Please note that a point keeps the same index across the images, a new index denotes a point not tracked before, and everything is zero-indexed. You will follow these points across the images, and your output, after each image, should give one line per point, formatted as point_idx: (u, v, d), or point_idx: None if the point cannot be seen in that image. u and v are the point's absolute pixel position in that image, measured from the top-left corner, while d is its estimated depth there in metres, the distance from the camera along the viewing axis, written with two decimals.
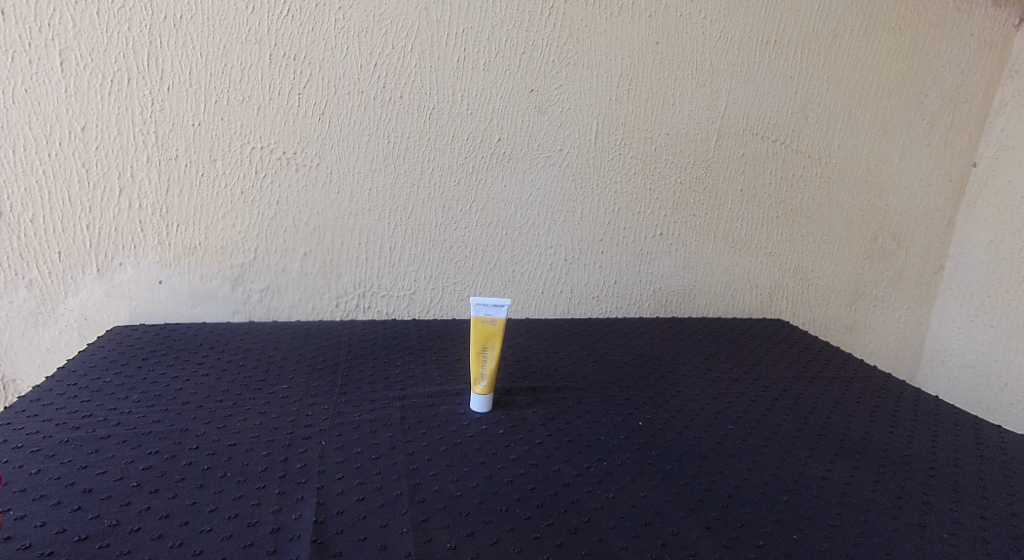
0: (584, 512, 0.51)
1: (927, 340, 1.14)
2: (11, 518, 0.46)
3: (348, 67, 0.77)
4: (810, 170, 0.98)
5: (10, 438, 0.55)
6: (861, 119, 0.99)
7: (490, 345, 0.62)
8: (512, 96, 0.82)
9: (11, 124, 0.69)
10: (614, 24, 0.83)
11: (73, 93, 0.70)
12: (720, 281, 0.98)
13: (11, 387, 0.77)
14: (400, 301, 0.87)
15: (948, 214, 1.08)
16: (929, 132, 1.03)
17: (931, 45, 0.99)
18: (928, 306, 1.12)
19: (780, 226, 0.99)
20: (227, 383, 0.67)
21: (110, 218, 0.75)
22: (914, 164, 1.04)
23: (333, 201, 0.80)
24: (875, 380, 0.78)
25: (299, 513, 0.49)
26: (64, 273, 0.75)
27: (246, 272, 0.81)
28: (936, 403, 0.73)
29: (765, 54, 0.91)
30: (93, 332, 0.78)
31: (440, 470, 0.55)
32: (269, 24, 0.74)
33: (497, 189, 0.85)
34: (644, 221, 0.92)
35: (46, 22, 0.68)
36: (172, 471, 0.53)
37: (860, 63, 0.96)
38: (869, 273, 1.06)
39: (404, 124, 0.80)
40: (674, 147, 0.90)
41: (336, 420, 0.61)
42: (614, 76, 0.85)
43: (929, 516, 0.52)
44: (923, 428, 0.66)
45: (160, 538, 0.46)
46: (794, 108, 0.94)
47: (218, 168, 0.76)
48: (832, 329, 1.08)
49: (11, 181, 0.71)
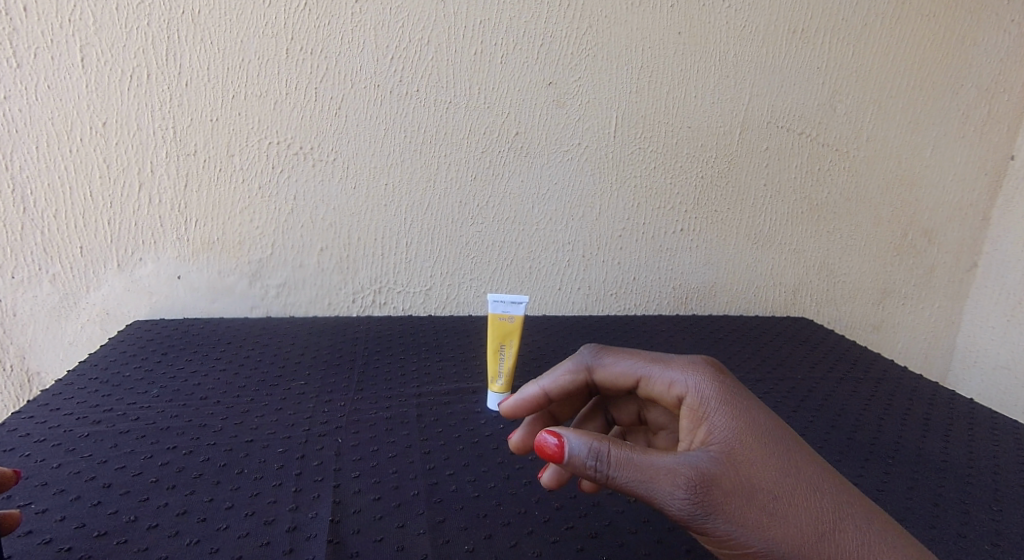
0: (605, 516, 0.50)
1: (960, 341, 1.11)
2: (32, 512, 0.47)
3: (364, 61, 0.76)
4: (836, 164, 0.95)
5: (32, 432, 0.55)
6: (892, 110, 0.95)
7: (507, 342, 0.62)
8: (530, 89, 0.81)
9: (34, 119, 0.70)
10: (635, 14, 0.81)
11: (94, 88, 0.70)
12: (743, 278, 0.96)
13: (35, 380, 0.78)
14: (416, 297, 0.86)
15: (982, 209, 1.04)
16: (964, 124, 0.99)
17: (965, 33, 0.95)
18: (961, 305, 1.09)
19: (805, 222, 0.96)
20: (244, 378, 0.67)
21: (130, 214, 0.75)
22: (948, 158, 1.00)
23: (350, 196, 0.80)
24: (906, 382, 0.75)
25: (315, 512, 0.49)
26: (85, 268, 0.76)
27: (263, 267, 0.81)
28: (972, 407, 0.70)
29: (791, 44, 0.88)
30: (113, 327, 0.79)
31: (457, 470, 0.54)
32: (286, 18, 0.73)
33: (515, 184, 0.84)
34: (664, 216, 0.90)
35: (67, 18, 0.68)
36: (189, 467, 0.53)
37: (891, 53, 0.93)
38: (898, 271, 1.03)
39: (421, 119, 0.79)
40: (695, 140, 0.88)
41: (353, 417, 0.61)
42: (635, 68, 0.83)
43: (969, 526, 0.50)
44: (960, 433, 0.64)
45: (178, 535, 0.46)
46: (821, 100, 0.92)
47: (235, 163, 0.76)
48: (859, 328, 1.05)
49: (33, 176, 0.71)
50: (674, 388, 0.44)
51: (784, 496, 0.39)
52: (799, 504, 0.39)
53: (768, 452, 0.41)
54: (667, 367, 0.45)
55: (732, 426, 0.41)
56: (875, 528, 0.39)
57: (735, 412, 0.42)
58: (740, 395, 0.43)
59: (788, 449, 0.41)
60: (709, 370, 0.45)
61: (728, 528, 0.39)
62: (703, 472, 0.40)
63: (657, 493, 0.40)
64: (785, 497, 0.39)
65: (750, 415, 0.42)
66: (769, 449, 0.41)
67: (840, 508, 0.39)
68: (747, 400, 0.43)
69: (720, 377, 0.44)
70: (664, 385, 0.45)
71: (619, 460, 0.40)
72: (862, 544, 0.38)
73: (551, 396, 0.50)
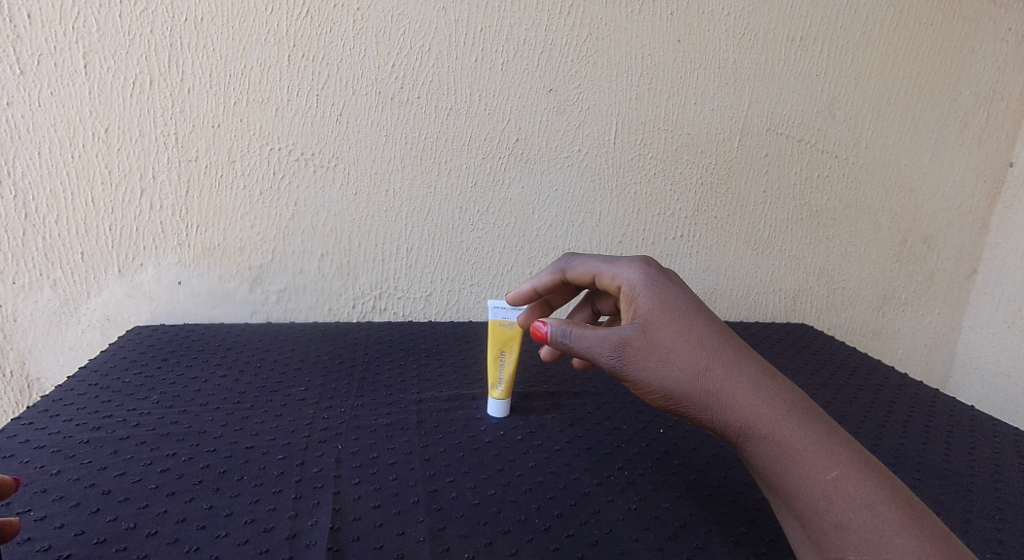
0: (606, 524, 0.49)
1: (960, 348, 1.11)
2: (32, 519, 0.47)
3: (366, 68, 0.76)
4: (836, 171, 0.95)
5: (32, 438, 0.55)
6: (891, 117, 0.96)
7: (507, 349, 0.62)
8: (530, 96, 0.81)
9: (36, 125, 0.70)
10: (635, 22, 0.82)
11: (97, 95, 0.71)
12: (743, 284, 0.97)
13: (36, 385, 0.78)
14: (416, 303, 0.87)
15: (982, 216, 1.04)
16: (962, 131, 0.99)
17: (964, 41, 0.96)
18: (960, 311, 1.09)
19: (804, 228, 0.96)
20: (244, 384, 0.67)
21: (132, 219, 0.75)
22: (946, 165, 1.00)
23: (351, 202, 0.80)
24: (906, 389, 0.75)
25: (315, 519, 0.49)
26: (86, 273, 0.76)
27: (264, 273, 0.81)
28: (973, 414, 0.70)
29: (790, 52, 0.89)
30: (114, 332, 0.79)
31: (457, 477, 0.54)
32: (288, 25, 0.73)
33: (515, 190, 0.84)
34: (664, 222, 0.90)
35: (71, 25, 0.68)
36: (189, 474, 0.53)
37: (890, 60, 0.93)
38: (898, 277, 1.03)
39: (422, 125, 0.79)
40: (695, 147, 0.88)
41: (353, 424, 0.61)
42: (635, 75, 0.84)
43: (970, 534, 0.50)
44: (961, 440, 0.64)
45: (177, 542, 0.46)
46: (820, 107, 0.92)
47: (237, 169, 0.76)
48: (858, 334, 1.06)
49: (36, 183, 0.71)
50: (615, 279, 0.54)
51: (684, 354, 0.48)
52: (692, 357, 0.48)
53: (675, 319, 0.50)
54: (614, 264, 0.55)
55: (651, 299, 0.51)
56: (754, 377, 0.47)
57: (654, 293, 0.52)
58: (661, 280, 0.53)
59: (692, 316, 0.50)
60: (643, 263, 0.54)
61: (639, 378, 0.50)
62: (623, 334, 0.50)
63: (595, 355, 0.51)
64: (682, 352, 0.49)
65: (666, 294, 0.52)
66: (675, 317, 0.50)
67: (727, 361, 0.48)
68: (668, 284, 0.53)
69: (653, 268, 0.54)
70: (611, 277, 0.55)
71: (570, 333, 0.52)
72: (739, 386, 0.47)
73: (541, 292, 0.61)
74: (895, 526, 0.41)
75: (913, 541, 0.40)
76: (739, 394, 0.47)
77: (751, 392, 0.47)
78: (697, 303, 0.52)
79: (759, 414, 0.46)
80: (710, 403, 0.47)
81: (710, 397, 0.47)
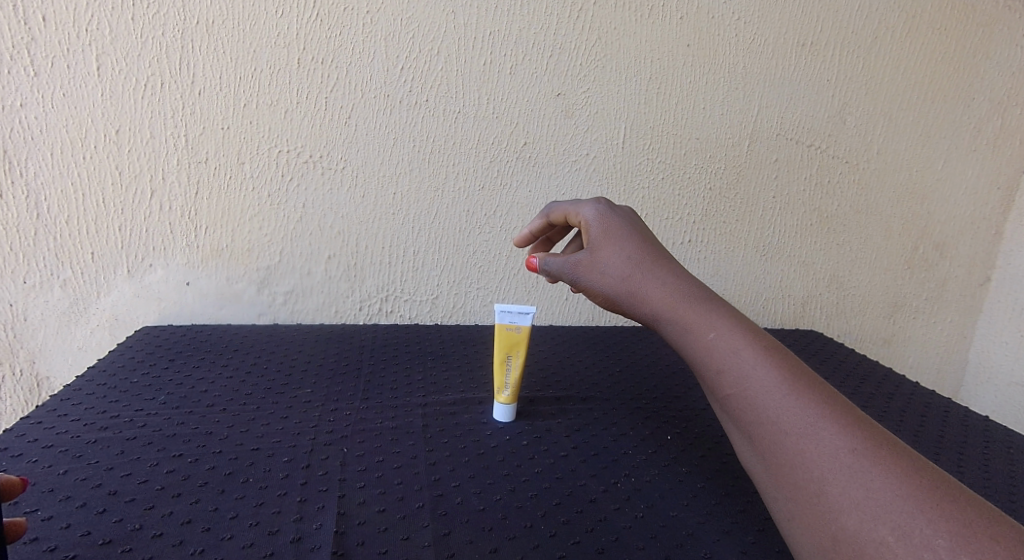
0: (612, 531, 0.49)
1: (973, 356, 1.09)
2: (38, 519, 0.47)
3: (375, 71, 0.76)
4: (846, 176, 0.94)
5: (40, 438, 0.56)
6: (903, 123, 0.95)
7: (514, 352, 0.62)
8: (539, 100, 0.81)
9: (49, 127, 0.70)
10: (644, 27, 0.82)
11: (109, 96, 0.71)
12: (751, 290, 0.96)
13: (45, 385, 0.78)
14: (422, 305, 0.87)
15: (996, 222, 1.03)
16: (976, 137, 0.98)
17: (978, 46, 0.95)
18: (973, 320, 1.07)
19: (813, 234, 0.96)
20: (250, 386, 0.67)
21: (141, 220, 0.75)
22: (958, 172, 0.99)
23: (358, 205, 0.80)
24: (918, 398, 0.75)
25: (319, 523, 0.48)
26: (96, 274, 0.76)
27: (271, 275, 0.81)
28: (986, 425, 0.69)
29: (801, 57, 0.88)
30: (122, 332, 0.79)
31: (462, 482, 0.54)
32: (298, 28, 0.73)
33: (522, 194, 0.84)
34: (672, 227, 0.90)
35: (84, 28, 0.68)
36: (195, 475, 0.53)
37: (902, 65, 0.92)
38: (909, 284, 1.02)
39: (430, 129, 0.79)
40: (704, 152, 0.88)
41: (358, 427, 0.61)
42: (644, 80, 0.83)
43: None
44: (973, 451, 0.63)
45: (182, 544, 0.46)
46: (831, 112, 0.91)
47: (246, 171, 0.77)
48: (868, 341, 1.05)
49: (48, 183, 0.72)
50: (571, 212, 0.60)
51: (611, 262, 0.55)
52: (617, 260, 0.55)
53: (606, 234, 0.57)
54: (576, 202, 0.61)
55: (593, 223, 0.58)
56: (667, 274, 0.53)
57: (597, 219, 0.58)
58: (604, 207, 0.59)
59: (621, 231, 0.57)
60: (595, 199, 0.61)
61: (584, 286, 0.57)
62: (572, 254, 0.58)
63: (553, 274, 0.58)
64: (610, 260, 0.55)
65: (604, 218, 0.58)
66: (606, 235, 0.57)
67: (644, 263, 0.54)
68: (611, 211, 0.59)
69: (604, 203, 0.61)
70: (572, 212, 0.60)
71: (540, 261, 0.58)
72: (650, 279, 0.53)
73: (539, 234, 0.64)
74: (759, 364, 0.46)
75: (773, 372, 0.45)
76: (648, 283, 0.53)
77: (660, 285, 0.53)
78: (634, 224, 0.58)
79: (664, 297, 0.52)
80: (628, 295, 0.54)
81: (629, 292, 0.54)
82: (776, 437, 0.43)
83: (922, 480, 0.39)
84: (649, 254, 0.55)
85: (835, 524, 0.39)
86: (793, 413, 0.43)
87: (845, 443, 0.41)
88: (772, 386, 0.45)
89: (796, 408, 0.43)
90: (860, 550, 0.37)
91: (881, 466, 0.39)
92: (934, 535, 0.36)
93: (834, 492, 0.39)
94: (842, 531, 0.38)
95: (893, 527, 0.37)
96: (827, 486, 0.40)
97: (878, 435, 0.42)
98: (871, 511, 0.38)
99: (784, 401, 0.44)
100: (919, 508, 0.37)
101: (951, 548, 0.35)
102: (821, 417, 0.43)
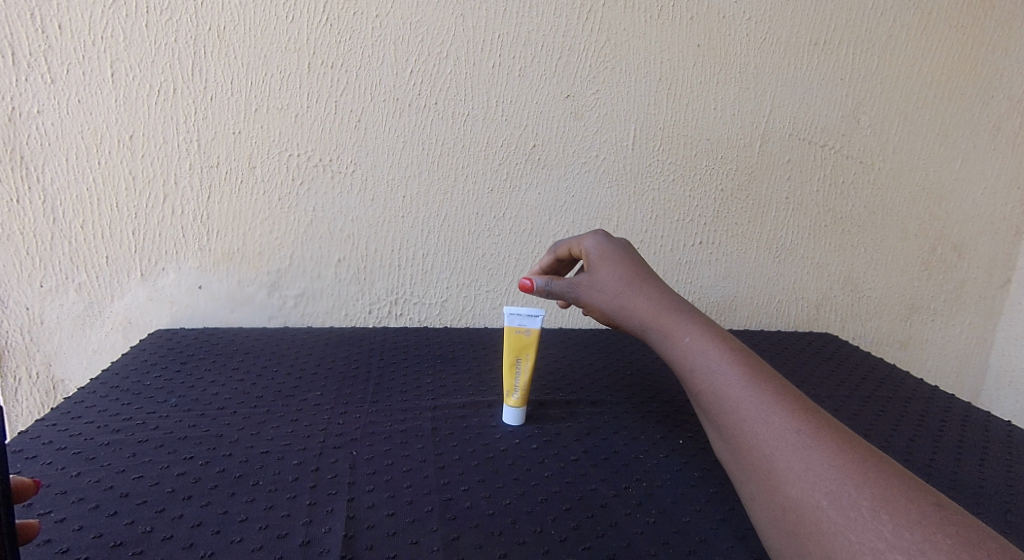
0: (623, 537, 0.49)
1: (993, 359, 1.07)
2: (51, 521, 0.47)
3: (384, 75, 0.76)
4: (860, 177, 0.93)
5: (54, 440, 0.56)
6: (919, 122, 0.93)
7: (523, 355, 0.62)
8: (548, 102, 0.81)
9: (64, 133, 0.71)
10: (654, 27, 0.81)
11: (122, 102, 0.72)
12: (764, 292, 0.95)
13: (60, 387, 0.79)
14: (432, 308, 0.86)
15: (1016, 222, 1.01)
16: (995, 135, 0.96)
17: (996, 44, 0.93)
18: (994, 322, 1.05)
19: (827, 236, 0.95)
20: (261, 389, 0.67)
21: (154, 224, 0.76)
22: (977, 172, 0.97)
23: (368, 208, 0.80)
24: (936, 402, 0.73)
25: (328, 527, 0.48)
26: (110, 278, 0.77)
27: (282, 278, 0.81)
28: (1008, 429, 0.67)
29: (813, 56, 0.87)
30: (136, 335, 0.80)
31: (472, 486, 0.53)
32: (308, 33, 0.74)
33: (532, 196, 0.84)
34: (683, 229, 0.89)
35: (99, 35, 0.69)
36: (205, 478, 0.53)
37: (918, 64, 0.91)
38: (927, 286, 1.01)
39: (439, 132, 0.79)
40: (716, 153, 0.87)
41: (367, 430, 0.61)
42: (654, 81, 0.83)
43: None
44: (995, 457, 0.62)
45: (192, 547, 0.46)
46: (845, 111, 0.90)
47: (256, 175, 0.77)
48: (885, 344, 1.03)
49: (63, 188, 0.73)
50: (574, 243, 0.64)
51: (605, 281, 0.59)
52: (610, 278, 0.59)
53: (602, 255, 0.61)
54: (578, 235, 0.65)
55: (590, 249, 0.62)
56: (653, 291, 0.58)
57: (595, 245, 0.62)
58: (603, 236, 0.63)
59: (617, 254, 0.61)
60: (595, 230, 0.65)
61: (581, 304, 0.61)
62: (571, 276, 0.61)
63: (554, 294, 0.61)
64: (604, 279, 0.59)
65: (602, 244, 0.62)
66: (603, 256, 0.61)
67: (634, 280, 0.58)
68: (610, 238, 0.63)
69: (603, 231, 0.65)
70: (574, 242, 0.64)
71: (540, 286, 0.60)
72: (637, 295, 0.57)
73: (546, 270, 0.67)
74: (723, 361, 0.50)
75: (734, 367, 0.49)
76: (636, 298, 0.57)
77: (645, 300, 0.57)
78: (629, 249, 0.62)
79: (648, 310, 0.56)
80: (617, 309, 0.58)
81: (618, 306, 0.58)
82: (734, 423, 0.47)
83: (857, 455, 0.42)
84: (639, 273, 0.59)
85: (781, 494, 0.42)
86: (749, 402, 0.47)
87: (791, 424, 0.44)
88: (732, 380, 0.49)
89: (752, 397, 0.47)
90: (801, 516, 0.41)
91: (821, 442, 0.43)
92: (860, 498, 0.39)
93: (780, 467, 0.43)
94: (787, 500, 0.42)
95: (826, 492, 0.40)
96: (775, 461, 0.43)
97: (823, 419, 0.45)
98: (810, 479, 0.41)
99: (743, 392, 0.48)
100: (849, 476, 0.41)
101: (874, 508, 0.39)
102: (773, 405, 0.46)
